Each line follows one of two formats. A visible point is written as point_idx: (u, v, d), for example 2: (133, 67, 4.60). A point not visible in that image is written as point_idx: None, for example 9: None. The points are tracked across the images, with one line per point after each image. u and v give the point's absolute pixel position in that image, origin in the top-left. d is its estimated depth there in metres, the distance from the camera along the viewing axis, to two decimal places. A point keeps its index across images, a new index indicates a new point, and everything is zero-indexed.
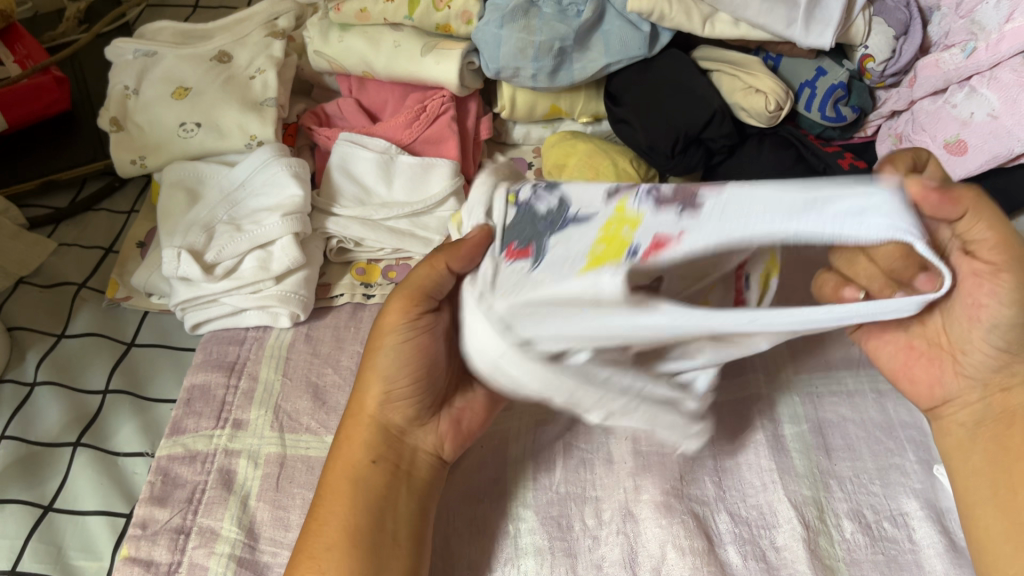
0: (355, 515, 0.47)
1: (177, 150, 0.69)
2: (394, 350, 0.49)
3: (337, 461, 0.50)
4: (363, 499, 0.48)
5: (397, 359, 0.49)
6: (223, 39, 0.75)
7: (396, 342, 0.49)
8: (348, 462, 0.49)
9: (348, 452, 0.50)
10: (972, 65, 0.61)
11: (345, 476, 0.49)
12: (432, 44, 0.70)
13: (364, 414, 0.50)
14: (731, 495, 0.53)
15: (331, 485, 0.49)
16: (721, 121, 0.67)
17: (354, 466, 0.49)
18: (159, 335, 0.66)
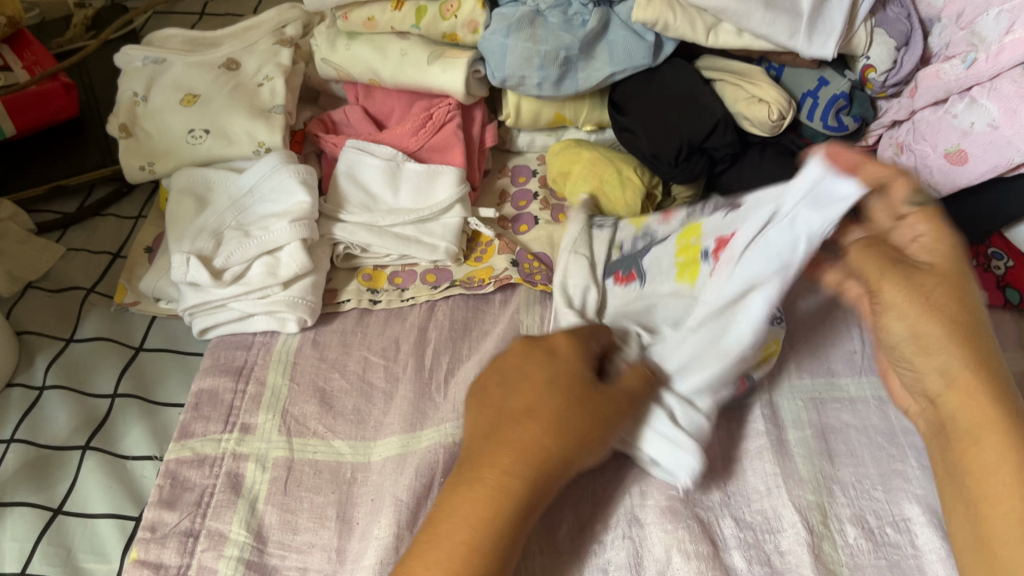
0: (478, 544, 0.42)
1: (185, 157, 0.70)
2: (541, 388, 0.47)
3: (466, 500, 0.43)
4: (479, 540, 0.42)
5: (549, 400, 0.46)
6: (231, 47, 0.75)
7: (546, 386, 0.47)
8: (458, 508, 0.43)
9: (490, 474, 0.44)
10: (972, 76, 0.62)
11: (475, 514, 0.43)
12: (439, 53, 0.71)
13: (507, 455, 0.44)
14: (735, 500, 0.54)
15: (454, 511, 0.43)
16: (723, 131, 0.68)
17: (500, 500, 0.43)
18: (167, 340, 0.67)
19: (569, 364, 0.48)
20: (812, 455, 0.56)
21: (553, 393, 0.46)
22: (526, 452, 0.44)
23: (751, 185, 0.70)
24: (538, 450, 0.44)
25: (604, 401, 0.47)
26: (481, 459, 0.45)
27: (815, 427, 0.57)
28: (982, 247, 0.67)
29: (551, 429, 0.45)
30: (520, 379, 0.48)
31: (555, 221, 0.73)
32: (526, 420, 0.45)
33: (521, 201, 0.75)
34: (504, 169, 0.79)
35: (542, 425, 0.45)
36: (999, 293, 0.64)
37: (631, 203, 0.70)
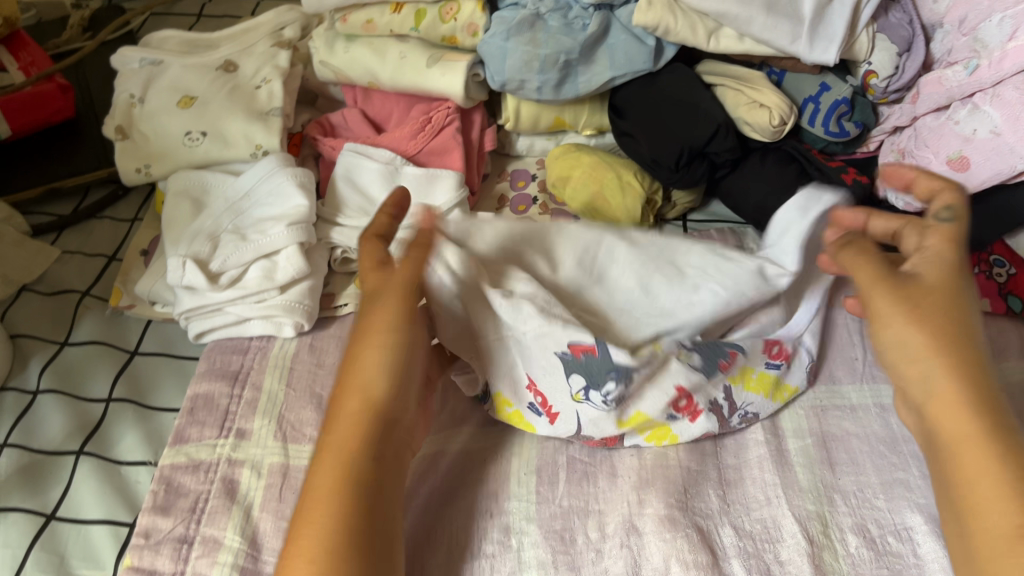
0: (352, 465, 0.43)
1: (182, 159, 0.69)
2: (385, 335, 0.47)
3: (328, 448, 0.44)
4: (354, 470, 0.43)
5: (399, 332, 0.47)
6: (229, 48, 0.75)
7: (392, 327, 0.47)
8: (334, 442, 0.44)
9: (353, 405, 0.45)
10: (975, 82, 0.61)
11: (342, 453, 0.43)
12: (438, 56, 0.70)
13: (350, 399, 0.46)
14: (736, 509, 0.53)
15: (323, 465, 0.43)
16: (725, 136, 0.67)
17: (351, 446, 0.44)
18: (162, 344, 0.66)
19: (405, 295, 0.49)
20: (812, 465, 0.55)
21: (405, 331, 0.48)
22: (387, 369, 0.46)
23: (752, 191, 0.69)
24: (381, 384, 0.46)
25: (410, 327, 0.48)
26: (345, 387, 0.46)
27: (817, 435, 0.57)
28: (983, 254, 0.66)
29: (387, 350, 0.47)
30: (370, 309, 0.48)
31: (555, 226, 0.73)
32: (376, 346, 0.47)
33: (520, 205, 0.75)
34: (503, 174, 0.78)
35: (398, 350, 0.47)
36: (1002, 300, 0.63)
37: (630, 209, 0.69)
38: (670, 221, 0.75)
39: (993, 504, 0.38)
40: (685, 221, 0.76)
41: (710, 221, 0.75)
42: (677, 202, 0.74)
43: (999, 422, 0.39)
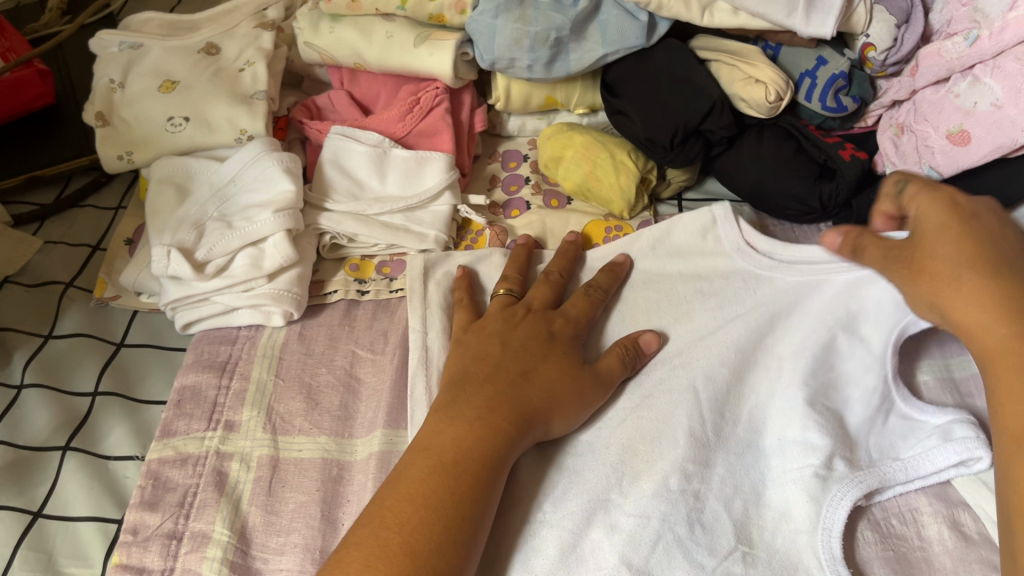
0: (439, 509, 0.46)
1: (165, 146, 0.67)
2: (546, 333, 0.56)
3: (426, 452, 0.49)
4: (446, 506, 0.46)
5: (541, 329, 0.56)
6: (211, 30, 0.73)
7: (531, 328, 0.56)
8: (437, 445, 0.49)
9: (465, 414, 0.50)
10: (975, 54, 0.60)
11: (448, 457, 0.48)
12: (425, 35, 0.69)
13: (459, 409, 0.51)
14: (750, 511, 0.53)
15: (393, 502, 0.46)
16: (720, 113, 0.65)
17: (448, 482, 0.47)
18: (149, 335, 0.65)
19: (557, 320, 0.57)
20: (827, 481, 0.52)
21: (540, 323, 0.57)
22: (515, 398, 0.51)
23: (749, 168, 0.68)
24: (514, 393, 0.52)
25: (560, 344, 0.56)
26: (458, 402, 0.52)
27: (839, 408, 0.55)
28: None
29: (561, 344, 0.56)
30: (508, 323, 0.57)
31: (548, 207, 0.71)
32: (469, 385, 0.52)
33: (512, 186, 0.74)
34: (494, 155, 0.77)
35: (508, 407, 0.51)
36: None
37: (624, 188, 0.67)
38: (664, 201, 0.73)
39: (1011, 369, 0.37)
40: (680, 199, 0.74)
41: (707, 200, 0.73)
42: (671, 180, 0.71)
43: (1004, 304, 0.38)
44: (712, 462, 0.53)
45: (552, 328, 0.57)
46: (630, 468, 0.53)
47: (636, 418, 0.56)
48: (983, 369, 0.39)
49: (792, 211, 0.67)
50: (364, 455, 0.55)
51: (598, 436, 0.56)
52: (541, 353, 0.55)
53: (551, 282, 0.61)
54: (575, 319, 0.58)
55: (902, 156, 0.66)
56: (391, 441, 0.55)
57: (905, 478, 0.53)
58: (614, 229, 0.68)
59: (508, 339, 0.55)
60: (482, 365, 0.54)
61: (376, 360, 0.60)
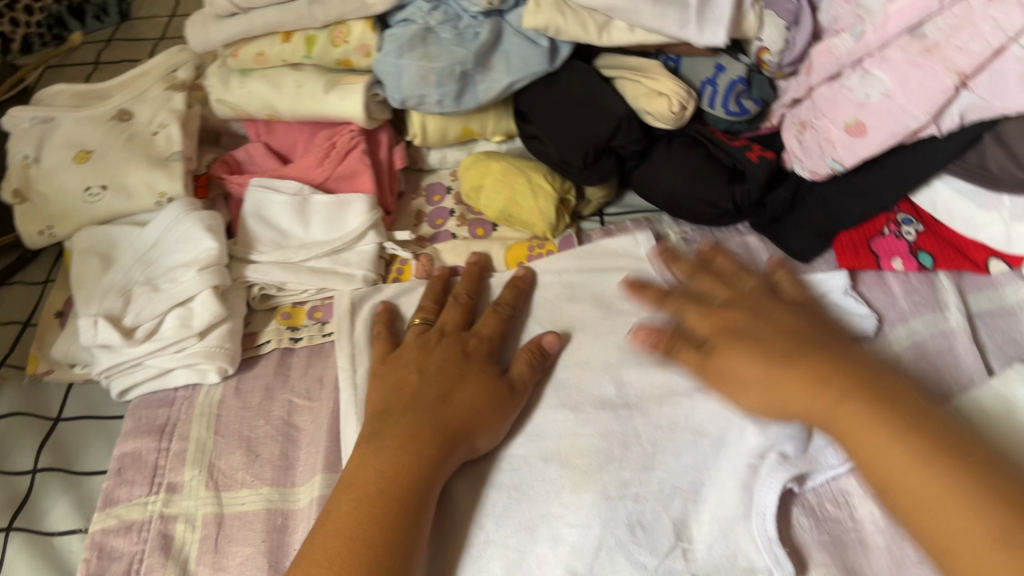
0: (362, 538, 0.46)
1: (85, 216, 0.67)
2: (456, 356, 0.58)
3: (354, 485, 0.49)
4: (373, 544, 0.45)
5: (450, 350, 0.59)
6: (122, 97, 0.73)
7: (443, 353, 0.59)
8: (366, 477, 0.50)
9: (388, 442, 0.52)
10: (862, 48, 0.62)
11: (375, 483, 0.49)
12: (334, 80, 0.70)
13: (384, 439, 0.52)
14: (690, 506, 0.53)
15: (325, 534, 0.47)
16: (628, 128, 0.68)
17: (374, 505, 0.48)
18: (86, 406, 0.65)
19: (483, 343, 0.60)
20: (758, 473, 0.54)
21: (446, 345, 0.59)
22: (433, 418, 0.53)
23: (662, 178, 0.69)
24: (432, 415, 0.53)
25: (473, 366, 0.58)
26: (380, 433, 0.53)
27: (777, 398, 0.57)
28: (892, 214, 0.68)
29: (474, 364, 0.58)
30: (419, 355, 0.59)
31: (474, 236, 0.73)
32: (380, 425, 0.53)
33: (437, 220, 0.75)
34: (418, 190, 0.78)
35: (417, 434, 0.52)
36: (914, 258, 0.66)
37: (544, 210, 0.69)
38: (586, 218, 0.75)
39: (892, 454, 0.42)
40: (601, 215, 0.76)
41: (628, 213, 0.75)
42: (591, 198, 0.73)
43: (951, 451, 0.40)
44: (652, 468, 0.55)
45: (470, 348, 0.59)
46: (570, 481, 0.55)
47: (571, 434, 0.57)
48: (904, 476, 0.40)
49: (708, 216, 0.69)
50: (307, 501, 0.56)
51: (531, 451, 0.57)
52: (455, 374, 0.57)
53: (460, 303, 0.63)
54: (487, 336, 0.61)
55: (806, 151, 0.67)
56: (333, 484, 0.56)
57: (836, 462, 0.55)
58: (537, 247, 0.71)
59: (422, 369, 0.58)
60: (405, 395, 0.56)
61: (313, 406, 0.61)
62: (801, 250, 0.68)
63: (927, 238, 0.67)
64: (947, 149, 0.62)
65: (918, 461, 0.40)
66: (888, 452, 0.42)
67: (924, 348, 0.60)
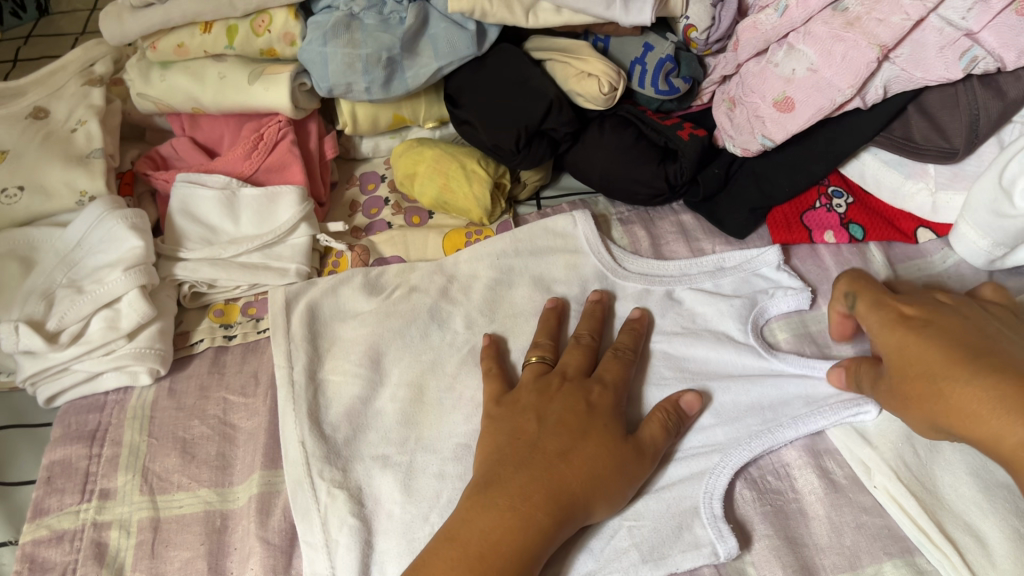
0: None
1: (2, 218, 0.64)
2: (586, 413, 0.52)
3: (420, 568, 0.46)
4: None
5: (579, 401, 0.53)
6: (37, 93, 0.71)
7: (560, 412, 0.52)
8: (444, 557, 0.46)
9: (525, 500, 0.47)
10: (787, 23, 0.62)
11: (499, 535, 0.46)
12: (259, 71, 0.68)
13: (458, 534, 0.47)
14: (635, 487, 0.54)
15: None
16: (559, 111, 0.67)
17: None
18: (12, 414, 0.62)
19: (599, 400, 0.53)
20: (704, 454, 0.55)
21: (540, 411, 0.53)
22: (501, 492, 0.48)
23: (595, 160, 0.69)
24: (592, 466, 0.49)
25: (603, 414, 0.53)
26: (500, 481, 0.49)
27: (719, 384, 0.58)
28: (823, 186, 0.69)
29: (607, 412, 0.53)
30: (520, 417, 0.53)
31: (410, 224, 0.72)
32: (584, 439, 0.50)
33: (372, 209, 0.74)
34: (351, 179, 0.77)
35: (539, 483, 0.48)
36: (844, 230, 0.66)
37: (479, 196, 0.68)
38: (523, 202, 0.75)
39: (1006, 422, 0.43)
40: (538, 199, 0.75)
41: (564, 194, 0.75)
42: (526, 182, 0.73)
43: None
44: None
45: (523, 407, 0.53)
46: None
47: None
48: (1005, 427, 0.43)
49: (643, 196, 0.69)
50: (245, 500, 0.55)
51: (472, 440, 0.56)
52: (580, 430, 0.51)
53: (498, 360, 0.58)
54: (613, 384, 0.55)
55: (737, 129, 0.67)
56: (272, 482, 0.55)
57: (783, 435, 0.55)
58: (475, 233, 0.70)
59: (585, 404, 0.53)
60: (511, 452, 0.50)
61: (248, 404, 0.60)
62: (735, 227, 0.68)
63: (858, 209, 0.67)
64: (873, 121, 0.62)
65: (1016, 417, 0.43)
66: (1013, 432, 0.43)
67: None
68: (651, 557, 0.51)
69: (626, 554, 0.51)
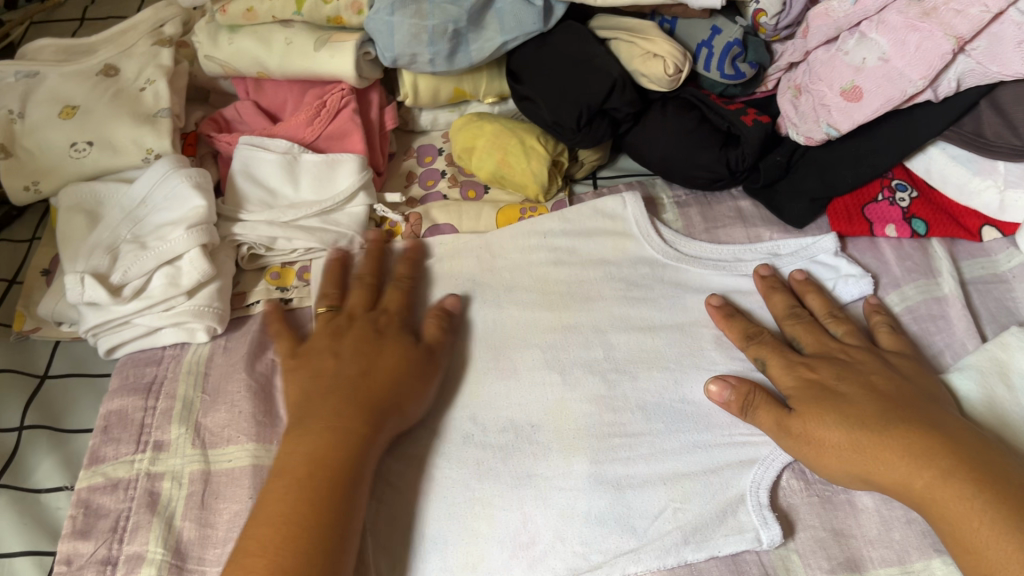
0: (286, 509, 0.47)
1: (71, 172, 0.67)
2: (371, 339, 0.57)
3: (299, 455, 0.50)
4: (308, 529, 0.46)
5: (363, 330, 0.57)
6: (108, 51, 0.72)
7: (359, 343, 0.56)
8: (300, 450, 0.50)
9: (315, 421, 0.51)
10: (860, 11, 0.61)
11: (338, 437, 0.50)
12: (325, 38, 0.69)
13: (290, 439, 0.51)
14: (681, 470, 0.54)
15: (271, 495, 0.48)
16: (623, 90, 0.67)
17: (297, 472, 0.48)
18: (73, 364, 0.64)
19: (410, 349, 0.56)
20: (756, 443, 0.55)
21: (381, 335, 0.57)
22: (309, 407, 0.52)
23: (655, 142, 0.69)
24: (337, 401, 0.52)
25: (384, 344, 0.56)
26: (309, 409, 0.52)
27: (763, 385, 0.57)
28: (886, 178, 0.68)
29: (392, 345, 0.56)
30: (332, 341, 0.57)
31: (466, 199, 0.72)
32: (301, 427, 0.51)
33: (428, 181, 0.74)
34: (409, 151, 0.77)
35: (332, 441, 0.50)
36: (906, 224, 0.65)
37: (537, 172, 0.68)
38: (579, 181, 0.75)
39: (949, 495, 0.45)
40: (594, 179, 0.75)
41: (620, 176, 0.75)
42: (584, 161, 0.73)
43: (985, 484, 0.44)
44: (640, 433, 0.55)
45: (380, 324, 0.58)
46: (560, 444, 0.55)
47: (560, 399, 0.57)
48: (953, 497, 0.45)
49: (702, 180, 0.69)
50: None
51: (519, 415, 0.56)
52: (375, 348, 0.56)
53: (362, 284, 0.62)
54: (397, 313, 0.60)
55: (802, 117, 0.66)
56: None
57: None
58: (530, 210, 0.70)
59: (367, 371, 0.54)
60: (330, 375, 0.54)
61: None
62: (796, 216, 0.68)
63: (921, 204, 0.66)
64: (942, 113, 0.61)
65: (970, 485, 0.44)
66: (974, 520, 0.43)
67: (917, 313, 0.61)
68: (693, 539, 0.51)
69: (669, 534, 0.51)
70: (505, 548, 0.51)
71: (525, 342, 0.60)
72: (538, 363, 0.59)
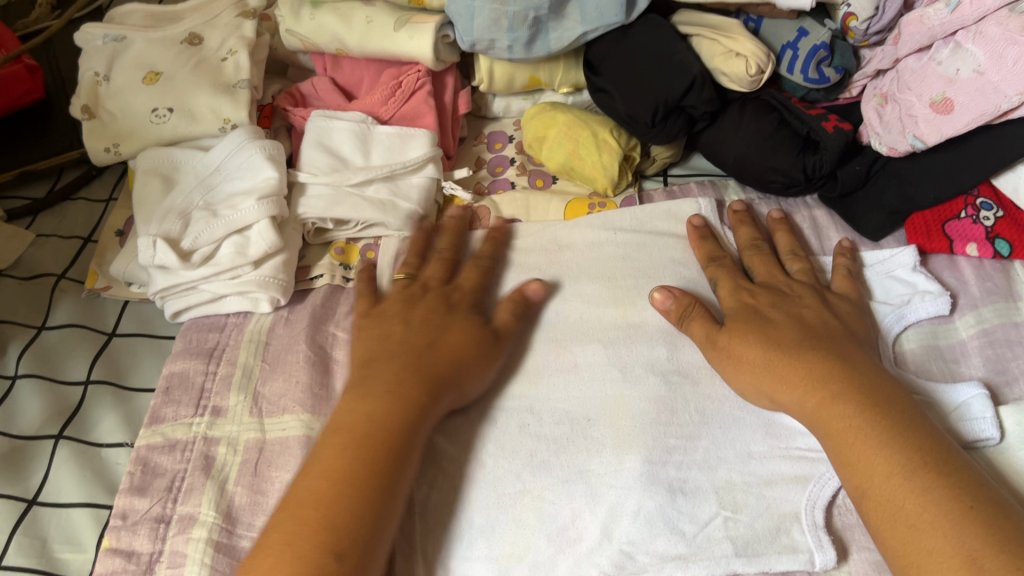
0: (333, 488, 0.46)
1: (151, 136, 0.68)
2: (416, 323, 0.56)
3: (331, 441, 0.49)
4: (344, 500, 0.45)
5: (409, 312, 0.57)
6: (194, 21, 0.74)
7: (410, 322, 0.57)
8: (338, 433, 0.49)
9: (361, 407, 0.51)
10: (957, 20, 0.59)
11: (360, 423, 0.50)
12: (406, 18, 0.69)
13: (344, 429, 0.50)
14: (736, 477, 0.53)
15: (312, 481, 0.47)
16: (701, 88, 0.65)
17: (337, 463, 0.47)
18: (139, 324, 0.66)
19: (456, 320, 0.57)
20: (813, 462, 0.53)
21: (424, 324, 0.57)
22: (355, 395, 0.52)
23: (730, 143, 0.67)
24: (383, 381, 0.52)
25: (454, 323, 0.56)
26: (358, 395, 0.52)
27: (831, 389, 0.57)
28: (971, 195, 0.64)
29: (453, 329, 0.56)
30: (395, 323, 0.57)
31: (533, 187, 0.72)
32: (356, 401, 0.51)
33: (497, 167, 0.74)
34: (479, 137, 0.77)
35: (395, 405, 0.50)
36: (989, 245, 0.63)
37: (608, 165, 0.67)
38: (650, 176, 0.74)
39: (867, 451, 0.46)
40: (665, 175, 0.74)
41: (693, 175, 0.74)
42: (656, 157, 0.72)
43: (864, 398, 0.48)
44: (696, 436, 0.54)
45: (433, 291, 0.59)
46: (613, 441, 0.54)
47: (617, 394, 0.56)
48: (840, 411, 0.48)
49: (777, 184, 0.67)
50: None
51: (575, 408, 0.56)
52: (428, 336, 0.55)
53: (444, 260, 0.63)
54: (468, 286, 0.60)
55: (886, 126, 0.64)
56: None
57: None
58: (597, 204, 0.69)
59: (438, 322, 0.55)
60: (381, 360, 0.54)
61: None
62: (871, 228, 0.66)
63: (1007, 224, 0.63)
64: None
65: (916, 439, 0.46)
66: (859, 440, 0.47)
67: (993, 337, 0.59)
68: (745, 552, 0.50)
69: (720, 545, 0.50)
70: (552, 542, 0.51)
71: (585, 336, 0.59)
72: (598, 358, 0.58)
